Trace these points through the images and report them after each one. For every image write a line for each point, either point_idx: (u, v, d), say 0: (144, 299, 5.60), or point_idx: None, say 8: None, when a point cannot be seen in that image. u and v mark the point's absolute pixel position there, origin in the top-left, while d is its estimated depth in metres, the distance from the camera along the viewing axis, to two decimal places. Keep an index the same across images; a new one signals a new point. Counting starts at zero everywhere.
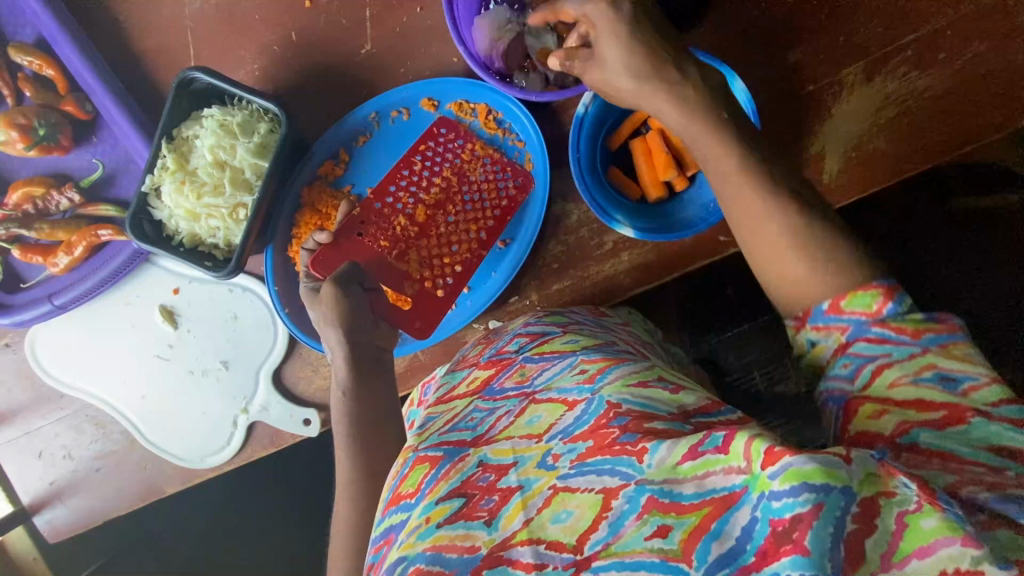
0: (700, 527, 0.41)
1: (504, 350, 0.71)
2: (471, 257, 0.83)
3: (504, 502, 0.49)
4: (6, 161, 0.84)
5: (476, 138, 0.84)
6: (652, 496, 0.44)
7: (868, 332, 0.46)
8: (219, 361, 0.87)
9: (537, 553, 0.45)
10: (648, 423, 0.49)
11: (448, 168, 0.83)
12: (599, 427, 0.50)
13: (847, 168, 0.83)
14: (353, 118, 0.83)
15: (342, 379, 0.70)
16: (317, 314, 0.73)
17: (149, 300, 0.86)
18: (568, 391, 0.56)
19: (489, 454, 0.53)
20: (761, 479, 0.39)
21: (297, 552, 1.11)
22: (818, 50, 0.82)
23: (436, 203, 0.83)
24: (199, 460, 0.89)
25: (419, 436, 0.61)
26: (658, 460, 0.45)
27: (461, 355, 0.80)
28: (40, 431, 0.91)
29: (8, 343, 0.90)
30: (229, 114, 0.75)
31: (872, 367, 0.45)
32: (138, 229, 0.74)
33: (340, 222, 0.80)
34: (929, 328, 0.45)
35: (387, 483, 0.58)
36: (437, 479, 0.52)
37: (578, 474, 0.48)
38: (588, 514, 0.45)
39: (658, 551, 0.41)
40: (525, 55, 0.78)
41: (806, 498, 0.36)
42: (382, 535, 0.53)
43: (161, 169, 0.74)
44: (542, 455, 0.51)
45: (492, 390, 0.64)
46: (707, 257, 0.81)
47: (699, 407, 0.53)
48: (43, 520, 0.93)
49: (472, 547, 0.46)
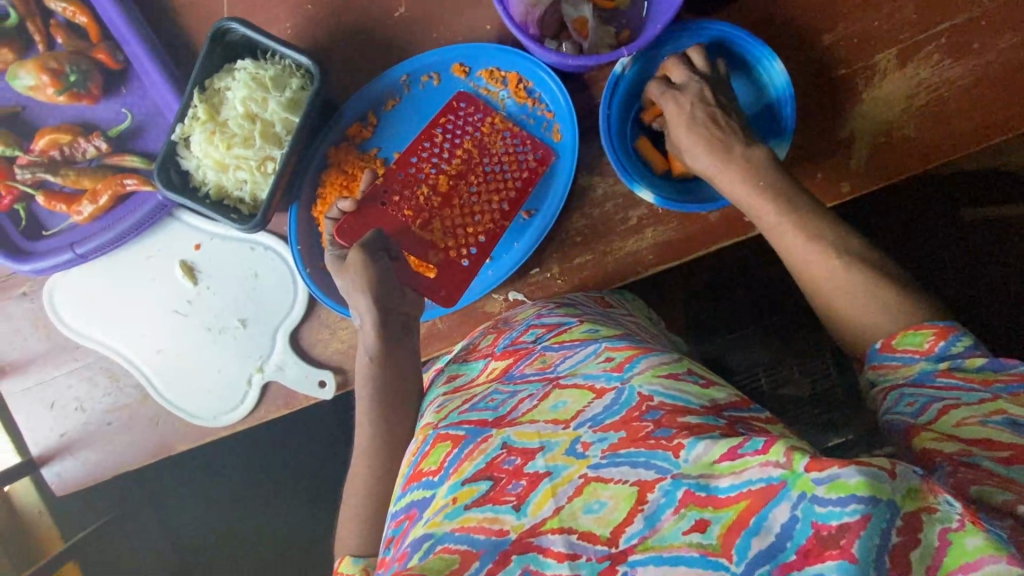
0: (738, 522, 0.41)
1: (519, 340, 0.70)
2: (493, 228, 0.83)
3: (532, 487, 0.48)
4: (35, 107, 0.84)
5: (496, 111, 0.83)
6: (688, 491, 0.44)
7: (934, 379, 0.51)
8: (238, 319, 0.87)
9: (569, 542, 0.44)
10: (681, 417, 0.50)
11: (469, 141, 0.83)
12: (631, 419, 0.50)
13: (876, 154, 0.82)
14: (384, 80, 0.82)
15: (370, 341, 0.73)
16: (347, 281, 0.75)
17: (170, 255, 0.86)
18: (594, 377, 0.56)
19: (513, 436, 0.53)
20: (803, 480, 0.40)
21: (306, 511, 1.13)
22: (852, 34, 0.82)
23: (458, 174, 0.83)
24: (213, 418, 0.88)
25: (438, 415, 0.62)
26: (695, 457, 0.45)
27: (471, 343, 0.79)
28: (54, 382, 0.90)
29: (25, 292, 0.89)
30: (262, 68, 0.74)
31: (938, 406, 0.49)
32: (165, 177, 0.75)
33: (364, 190, 0.82)
34: (998, 378, 0.49)
35: (407, 461, 0.59)
36: (461, 458, 0.53)
37: (611, 464, 0.48)
38: (623, 506, 0.45)
39: (697, 546, 0.41)
40: (559, 25, 0.78)
41: (854, 509, 0.37)
42: (405, 510, 0.53)
43: (192, 118, 0.74)
44: (571, 442, 0.50)
45: (512, 376, 0.63)
46: (730, 239, 0.80)
47: (729, 403, 0.54)
48: (51, 473, 0.92)
49: (500, 531, 0.46)
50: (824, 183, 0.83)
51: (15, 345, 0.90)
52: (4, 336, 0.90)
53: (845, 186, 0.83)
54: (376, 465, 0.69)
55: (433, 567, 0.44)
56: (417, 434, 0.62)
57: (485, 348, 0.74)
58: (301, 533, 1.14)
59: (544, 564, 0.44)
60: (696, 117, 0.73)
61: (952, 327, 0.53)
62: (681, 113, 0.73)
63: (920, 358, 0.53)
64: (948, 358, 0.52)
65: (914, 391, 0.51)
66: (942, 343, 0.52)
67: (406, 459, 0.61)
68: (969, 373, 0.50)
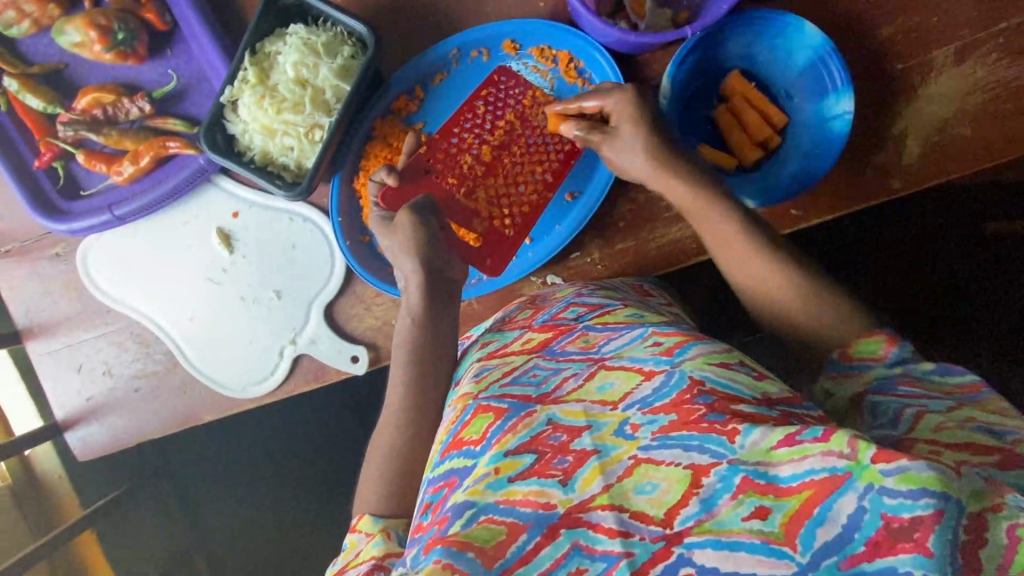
0: (802, 512, 0.39)
1: (559, 316, 0.68)
2: (537, 198, 0.82)
3: (579, 464, 0.46)
4: (77, 64, 0.83)
5: (534, 85, 0.82)
6: (746, 476, 0.42)
7: (900, 389, 0.52)
8: (272, 290, 0.85)
9: (621, 520, 0.43)
10: (734, 405, 0.47)
11: (510, 113, 0.82)
12: (682, 402, 0.47)
13: (929, 152, 0.79)
14: (434, 53, 0.81)
15: (414, 304, 0.73)
16: (395, 242, 0.75)
17: (205, 222, 0.85)
18: (642, 360, 0.53)
19: (558, 413, 0.51)
20: (869, 472, 0.38)
21: (327, 484, 1.15)
22: (910, 28, 0.79)
23: (500, 144, 0.81)
24: (240, 389, 0.87)
25: (477, 385, 0.59)
26: (751, 443, 0.43)
27: (506, 316, 0.77)
28: (83, 345, 0.89)
29: (57, 253, 0.88)
30: (314, 34, 0.73)
31: (912, 412, 0.49)
32: (211, 140, 0.74)
33: (407, 163, 0.80)
34: (956, 390, 0.51)
35: (444, 428, 0.58)
36: (505, 430, 0.50)
37: (662, 446, 0.45)
38: (677, 488, 0.43)
39: (758, 533, 0.39)
40: (615, 4, 0.78)
41: (927, 502, 0.36)
42: (444, 478, 0.51)
43: (241, 81, 0.73)
44: (620, 423, 0.48)
45: (553, 351, 0.61)
46: (775, 230, 0.79)
47: (783, 398, 0.50)
48: (75, 437, 0.90)
49: (547, 504, 0.45)
50: (874, 180, 0.81)
51: (46, 306, 0.89)
52: (35, 296, 0.89)
53: (896, 183, 0.80)
54: (409, 439, 0.67)
55: (479, 536, 0.44)
56: (454, 403, 0.59)
57: (521, 321, 0.72)
58: (320, 503, 1.15)
59: (595, 540, 0.42)
60: (655, 123, 0.71)
61: (899, 337, 0.57)
62: (632, 110, 0.71)
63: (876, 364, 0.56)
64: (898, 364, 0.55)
65: (880, 400, 0.52)
66: (893, 349, 0.56)
67: (442, 427, 0.59)
68: (925, 382, 0.52)
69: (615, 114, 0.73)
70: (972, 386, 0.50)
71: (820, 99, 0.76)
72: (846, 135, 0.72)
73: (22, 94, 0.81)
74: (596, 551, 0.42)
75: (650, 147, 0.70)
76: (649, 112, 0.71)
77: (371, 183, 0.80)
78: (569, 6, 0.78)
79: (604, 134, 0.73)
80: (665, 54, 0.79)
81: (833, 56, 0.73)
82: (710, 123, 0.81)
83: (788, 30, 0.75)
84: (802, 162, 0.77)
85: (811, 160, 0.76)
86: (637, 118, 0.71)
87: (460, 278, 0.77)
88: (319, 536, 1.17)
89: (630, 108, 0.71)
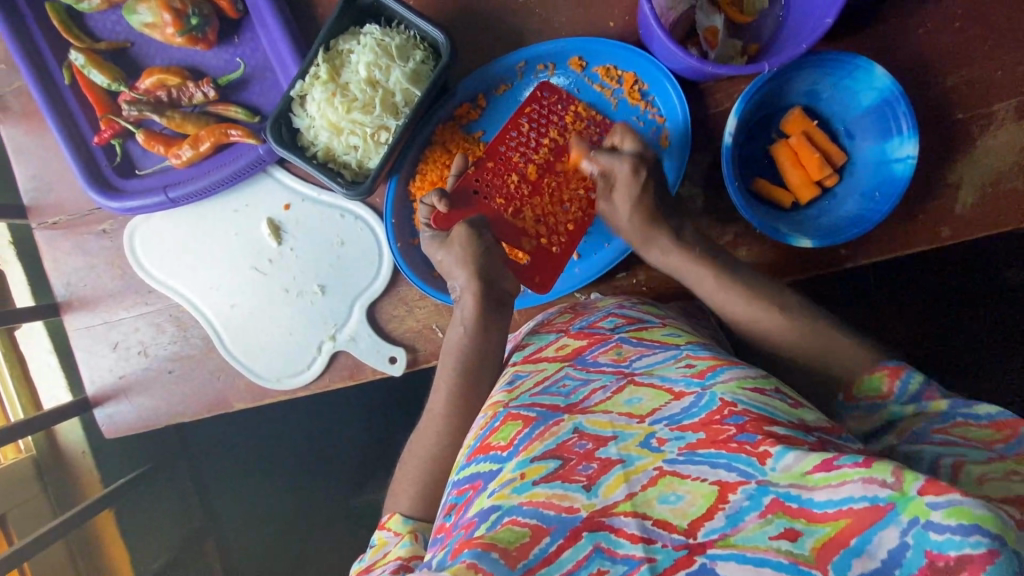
0: (837, 540, 0.39)
1: (596, 325, 0.68)
2: (582, 216, 0.82)
3: (604, 471, 0.46)
4: (144, 44, 0.83)
5: (578, 100, 0.82)
6: (777, 498, 0.41)
7: (934, 437, 0.52)
8: (317, 284, 0.85)
9: (643, 527, 0.42)
10: (769, 426, 0.46)
11: (554, 130, 0.82)
12: (712, 421, 0.48)
13: (981, 203, 0.77)
14: (501, 65, 0.81)
15: (468, 313, 0.74)
16: (449, 254, 0.76)
17: (256, 211, 0.85)
18: (672, 380, 0.54)
19: (586, 423, 0.51)
20: (915, 505, 0.37)
21: (347, 474, 1.17)
22: (977, 77, 0.77)
23: (545, 162, 0.81)
24: (275, 380, 0.87)
25: (509, 394, 0.59)
26: (784, 466, 0.42)
27: (544, 319, 0.78)
28: (121, 324, 0.89)
29: (105, 229, 0.88)
30: (388, 36, 0.74)
31: (953, 462, 0.48)
32: (277, 133, 0.74)
33: (453, 186, 0.80)
34: (998, 438, 0.50)
35: (473, 433, 0.58)
36: (532, 438, 0.51)
37: (689, 461, 0.45)
38: (702, 502, 0.42)
39: (786, 553, 0.39)
40: (689, 30, 0.78)
41: (977, 540, 0.35)
42: (470, 480, 0.52)
43: (313, 77, 0.73)
44: (645, 436, 0.49)
45: (584, 360, 0.62)
46: (824, 267, 0.80)
47: (819, 426, 0.50)
48: (103, 414, 0.90)
49: (570, 508, 0.44)
50: (925, 226, 0.79)
51: (87, 282, 0.89)
52: (78, 271, 0.89)
53: (945, 231, 0.78)
54: (451, 448, 0.68)
55: (504, 538, 0.43)
56: (485, 410, 0.60)
57: (560, 324, 0.73)
58: (339, 493, 1.17)
59: (617, 544, 0.42)
60: (646, 194, 0.74)
61: (903, 367, 0.60)
62: (633, 184, 0.74)
63: (885, 401, 0.59)
64: (907, 399, 0.58)
65: (914, 447, 0.52)
66: (898, 382, 0.59)
67: (471, 431, 0.59)
68: (957, 424, 0.53)
69: (619, 180, 0.75)
70: (1009, 427, 0.50)
71: (884, 141, 0.76)
72: (909, 180, 0.72)
73: (88, 69, 0.81)
74: (618, 554, 0.41)
75: (635, 216, 0.75)
76: (648, 184, 0.74)
77: (422, 205, 0.80)
78: (642, 27, 0.77)
79: (604, 193, 0.77)
80: (730, 83, 0.79)
81: (900, 102, 0.72)
82: (770, 158, 0.82)
83: (857, 72, 0.75)
84: (861, 202, 0.78)
85: (870, 202, 0.77)
86: (631, 188, 0.74)
87: (514, 289, 0.78)
88: (328, 528, 1.18)
89: (633, 180, 0.74)
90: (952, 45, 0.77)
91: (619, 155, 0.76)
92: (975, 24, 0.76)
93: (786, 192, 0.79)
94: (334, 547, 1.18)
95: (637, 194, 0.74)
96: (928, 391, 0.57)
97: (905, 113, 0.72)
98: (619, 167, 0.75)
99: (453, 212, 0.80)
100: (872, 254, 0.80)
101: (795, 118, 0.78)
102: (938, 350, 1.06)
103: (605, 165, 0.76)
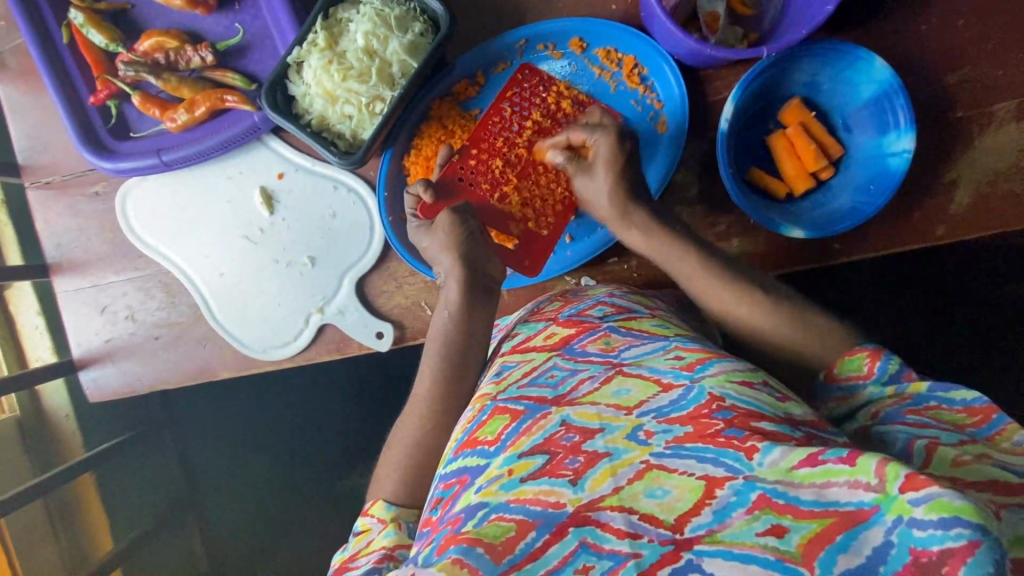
0: (823, 536, 0.38)
1: (586, 313, 0.67)
2: (570, 199, 0.81)
3: (591, 465, 0.45)
4: (145, 7, 0.84)
5: (559, 78, 0.82)
6: (763, 494, 0.41)
7: (906, 419, 0.52)
8: (307, 255, 0.85)
9: (629, 522, 0.42)
10: (755, 422, 0.45)
11: (537, 112, 0.82)
12: (699, 415, 0.47)
13: (977, 203, 0.77)
14: (500, 42, 0.81)
15: (453, 297, 0.73)
16: (433, 241, 0.76)
17: (251, 179, 0.84)
18: (660, 371, 0.53)
19: (573, 415, 0.50)
20: (898, 503, 0.37)
21: (331, 449, 1.18)
22: (978, 77, 0.76)
23: (528, 146, 0.81)
24: (261, 350, 0.86)
25: (496, 386, 0.59)
26: (771, 461, 0.42)
27: (535, 307, 0.77)
28: (109, 287, 0.89)
29: (98, 192, 0.88)
30: (388, 7, 0.74)
31: (924, 444, 0.48)
32: (272, 99, 0.74)
33: (438, 179, 0.81)
34: (966, 422, 0.50)
35: (460, 427, 0.57)
36: (519, 433, 0.50)
37: (675, 455, 0.44)
38: (688, 497, 0.42)
39: (772, 549, 0.38)
40: (690, 14, 0.77)
41: (959, 534, 0.34)
42: (457, 475, 0.51)
43: (311, 44, 0.74)
44: (632, 428, 0.48)
45: (572, 350, 0.60)
46: (818, 262, 0.79)
47: (806, 420, 0.50)
48: (89, 377, 0.90)
49: (557, 503, 0.44)
50: (920, 223, 0.78)
51: (78, 243, 0.89)
52: (69, 232, 0.88)
53: (939, 229, 0.78)
54: (432, 421, 0.68)
55: (490, 533, 0.43)
56: (473, 403, 0.59)
57: (549, 312, 0.71)
58: (322, 469, 1.18)
59: (602, 538, 0.41)
60: (627, 173, 0.74)
61: (883, 350, 0.58)
62: (616, 156, 0.74)
63: (864, 382, 0.58)
64: (886, 382, 0.57)
65: (889, 428, 0.52)
66: (877, 364, 0.58)
67: (458, 426, 0.59)
68: (929, 408, 0.53)
69: (599, 157, 0.74)
70: (981, 413, 0.50)
71: (881, 135, 0.76)
72: (904, 174, 0.72)
73: (87, 28, 0.81)
74: (604, 549, 0.41)
75: (614, 192, 0.73)
76: (630, 162, 0.74)
77: (408, 195, 0.80)
78: (643, 9, 0.77)
79: (583, 170, 0.76)
80: (731, 70, 0.78)
81: (899, 95, 0.72)
82: (766, 148, 0.82)
83: (857, 63, 0.74)
84: (856, 195, 0.77)
85: (865, 196, 0.76)
86: (615, 163, 0.74)
87: (497, 273, 0.77)
88: (309, 503, 1.19)
89: (612, 156, 0.74)
90: (954, 43, 0.76)
91: (602, 129, 0.75)
92: (979, 23, 0.76)
93: (782, 184, 0.79)
94: (316, 526, 1.18)
95: (619, 169, 0.74)
96: (907, 373, 0.56)
97: (904, 106, 0.72)
98: (597, 139, 0.74)
99: (439, 202, 0.81)
100: (865, 248, 0.79)
101: (791, 109, 0.77)
102: (924, 351, 1.06)
103: (584, 140, 0.76)
